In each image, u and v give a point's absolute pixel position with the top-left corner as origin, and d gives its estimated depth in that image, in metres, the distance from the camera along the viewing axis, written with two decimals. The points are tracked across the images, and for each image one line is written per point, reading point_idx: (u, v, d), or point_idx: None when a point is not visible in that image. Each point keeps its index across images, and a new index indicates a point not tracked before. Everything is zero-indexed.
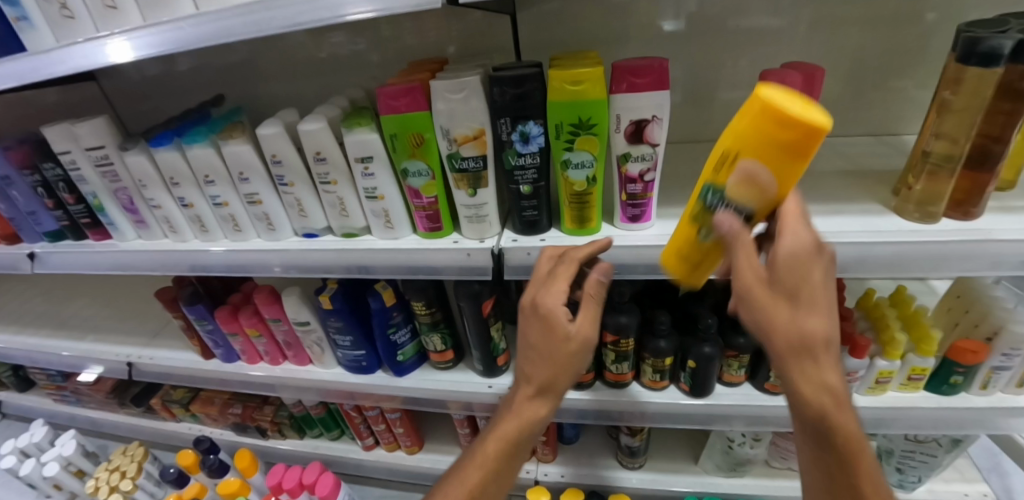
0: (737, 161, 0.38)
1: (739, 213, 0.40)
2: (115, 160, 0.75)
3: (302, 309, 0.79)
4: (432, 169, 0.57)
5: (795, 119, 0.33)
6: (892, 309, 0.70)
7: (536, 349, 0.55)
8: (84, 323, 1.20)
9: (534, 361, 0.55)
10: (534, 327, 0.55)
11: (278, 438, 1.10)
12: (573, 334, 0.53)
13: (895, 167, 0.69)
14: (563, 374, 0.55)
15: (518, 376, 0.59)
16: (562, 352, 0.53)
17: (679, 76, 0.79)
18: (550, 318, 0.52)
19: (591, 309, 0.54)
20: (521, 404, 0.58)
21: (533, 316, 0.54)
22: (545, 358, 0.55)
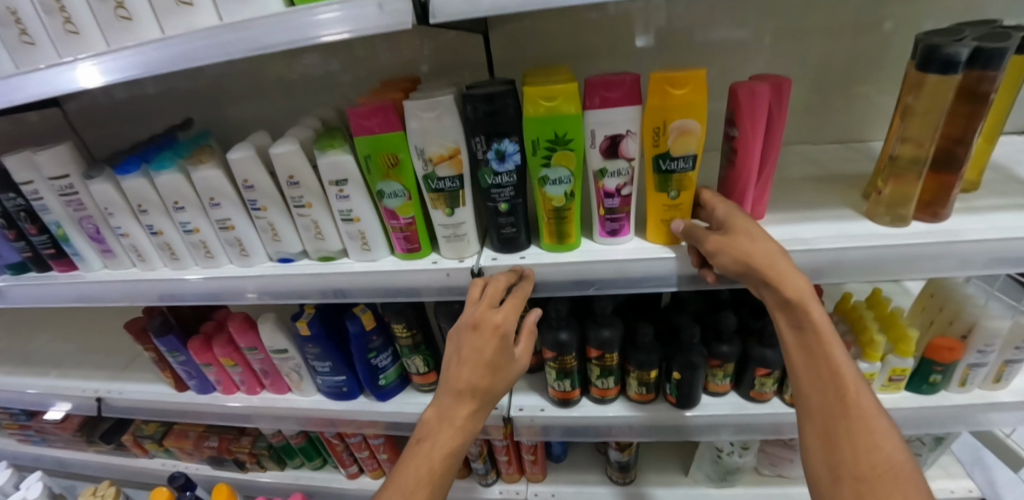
0: (670, 125, 0.49)
1: (687, 160, 0.51)
2: (80, 189, 0.72)
3: (278, 336, 0.76)
4: (408, 190, 0.56)
5: (684, 76, 0.46)
6: (869, 311, 0.71)
7: (477, 370, 0.51)
8: (49, 358, 1.14)
9: (474, 384, 0.51)
10: (481, 350, 0.50)
11: (257, 470, 1.06)
12: (516, 358, 0.53)
13: (863, 173, 0.71)
14: (499, 395, 0.53)
15: (442, 383, 0.53)
16: (502, 371, 0.52)
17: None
18: (507, 340, 0.51)
19: (525, 340, 0.55)
20: (455, 414, 0.52)
21: (483, 338, 0.50)
22: (484, 380, 0.51)
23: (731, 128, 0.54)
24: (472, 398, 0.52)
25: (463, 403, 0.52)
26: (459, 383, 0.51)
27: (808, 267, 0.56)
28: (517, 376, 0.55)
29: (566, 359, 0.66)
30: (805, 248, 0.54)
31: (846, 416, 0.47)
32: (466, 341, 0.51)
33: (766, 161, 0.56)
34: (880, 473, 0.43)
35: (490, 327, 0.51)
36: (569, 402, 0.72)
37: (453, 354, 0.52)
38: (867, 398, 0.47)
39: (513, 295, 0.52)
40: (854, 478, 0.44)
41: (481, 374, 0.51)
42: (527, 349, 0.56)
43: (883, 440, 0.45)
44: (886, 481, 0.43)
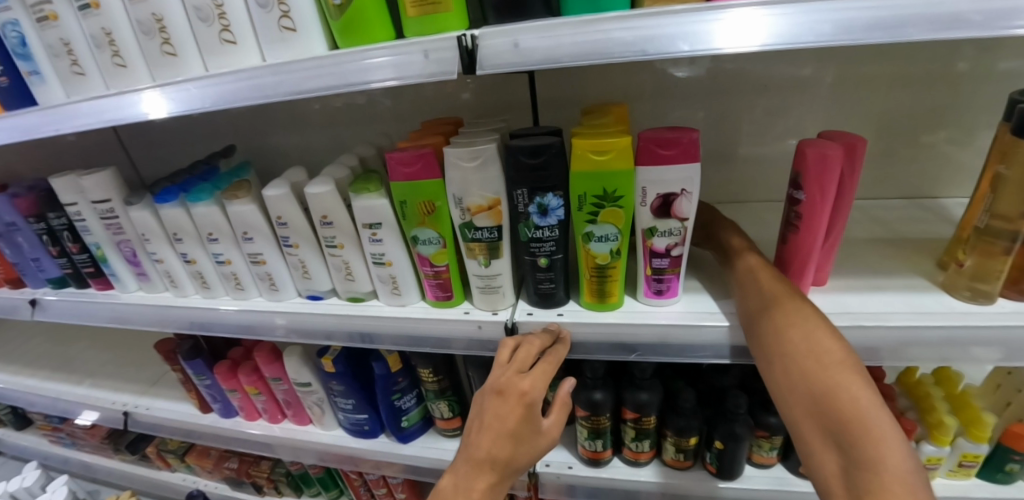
0: None
1: None
2: (119, 213, 0.73)
3: (303, 370, 0.75)
4: (444, 238, 0.54)
5: None
6: (937, 388, 0.64)
7: (499, 440, 0.47)
8: (85, 366, 1.17)
9: (494, 454, 0.47)
10: (504, 418, 0.47)
11: (274, 494, 1.04)
12: (543, 430, 0.50)
13: (934, 235, 0.64)
14: (521, 469, 0.49)
15: (461, 445, 0.50)
16: (524, 440, 0.48)
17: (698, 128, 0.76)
18: (533, 410, 0.47)
19: (557, 412, 0.52)
20: (470, 480, 0.47)
21: (507, 404, 0.47)
22: (506, 452, 0.47)
23: (796, 190, 0.49)
24: (491, 469, 0.48)
25: (480, 474, 0.47)
26: (479, 452, 0.47)
27: (879, 347, 0.49)
28: (542, 450, 0.51)
29: (600, 419, 0.62)
30: (875, 324, 0.49)
31: (771, 314, 0.44)
32: (490, 406, 0.48)
33: (833, 224, 0.51)
34: (802, 357, 0.40)
35: (516, 394, 0.47)
36: (600, 462, 0.68)
37: (475, 420, 0.49)
38: (796, 300, 0.44)
39: (543, 361, 0.49)
40: (784, 370, 0.41)
41: (502, 445, 0.47)
42: (557, 423, 0.52)
43: (805, 323, 0.41)
44: (809, 363, 0.39)
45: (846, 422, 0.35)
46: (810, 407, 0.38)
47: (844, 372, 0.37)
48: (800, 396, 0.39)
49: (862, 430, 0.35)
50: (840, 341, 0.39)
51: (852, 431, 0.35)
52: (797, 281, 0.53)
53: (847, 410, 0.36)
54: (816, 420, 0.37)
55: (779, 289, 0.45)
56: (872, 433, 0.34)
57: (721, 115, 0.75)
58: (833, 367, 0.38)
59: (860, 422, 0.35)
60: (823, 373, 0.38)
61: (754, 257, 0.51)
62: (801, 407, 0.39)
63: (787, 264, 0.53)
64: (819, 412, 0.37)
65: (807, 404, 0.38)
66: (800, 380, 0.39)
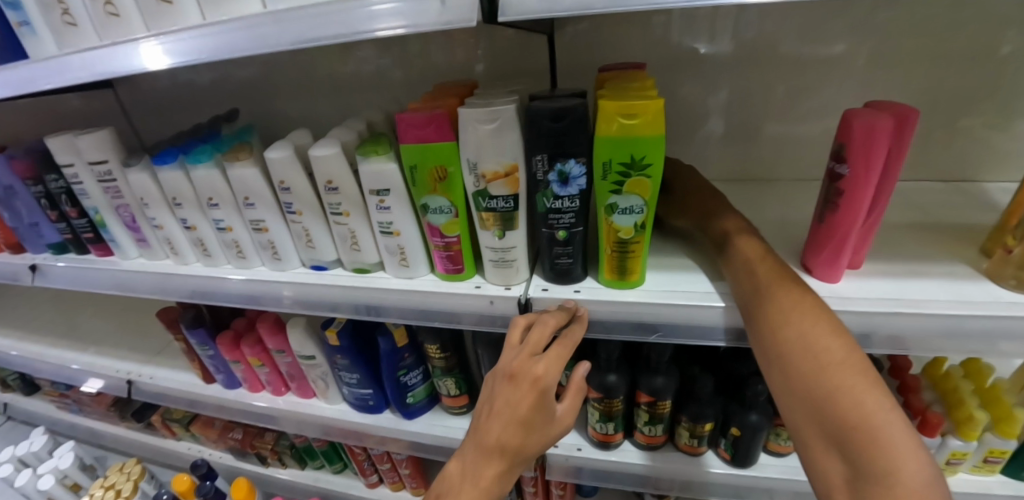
0: None
1: None
2: (118, 176, 0.70)
3: (307, 343, 0.72)
4: (456, 207, 0.50)
5: None
6: (966, 382, 0.58)
7: (510, 428, 0.44)
8: (90, 334, 1.16)
9: (505, 442, 0.45)
10: (517, 404, 0.44)
11: (278, 466, 1.04)
12: (557, 417, 0.47)
13: (978, 221, 0.59)
14: (532, 457, 0.47)
15: (471, 429, 0.48)
16: (537, 430, 0.46)
17: (723, 104, 0.72)
18: (547, 396, 0.44)
19: (573, 398, 0.49)
20: (478, 467, 0.46)
21: (519, 390, 0.44)
22: (516, 440, 0.45)
23: (839, 164, 0.45)
24: (501, 457, 0.45)
25: (490, 461, 0.45)
26: (489, 439, 0.45)
27: (914, 336, 0.46)
28: (554, 436, 0.48)
29: (613, 402, 0.60)
30: (915, 311, 0.45)
31: (766, 306, 0.40)
32: (502, 391, 0.45)
33: (875, 204, 0.47)
34: (801, 357, 0.36)
35: (529, 380, 0.44)
36: (610, 444, 0.66)
37: (486, 406, 0.47)
38: (794, 291, 0.40)
39: (558, 344, 0.46)
40: (781, 369, 0.37)
41: (513, 433, 0.44)
42: (571, 407, 0.49)
43: (803, 319, 0.38)
44: (808, 365, 0.36)
45: (852, 431, 0.32)
46: (811, 412, 0.35)
47: (844, 373, 0.34)
48: (800, 399, 0.36)
49: (864, 433, 0.31)
50: (839, 336, 0.36)
51: (857, 441, 0.32)
52: (832, 265, 0.49)
53: (851, 415, 0.32)
54: (819, 425, 0.34)
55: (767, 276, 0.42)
56: (885, 453, 0.30)
57: (751, 89, 0.69)
58: (836, 369, 0.34)
59: (863, 425, 0.32)
60: (826, 375, 0.34)
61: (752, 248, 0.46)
62: (800, 413, 0.36)
63: (822, 245, 0.49)
64: (820, 416, 0.34)
65: (808, 406, 0.35)
66: (800, 382, 0.36)
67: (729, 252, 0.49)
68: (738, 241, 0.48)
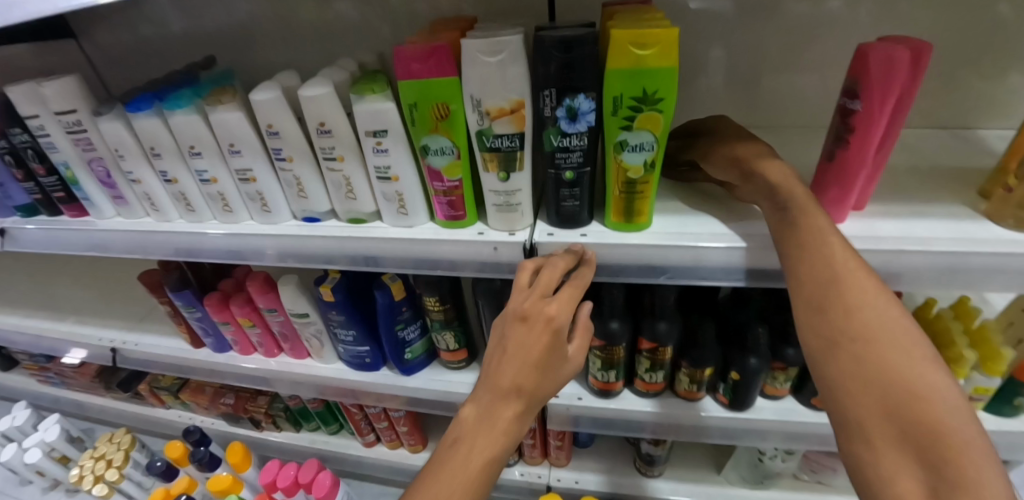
0: None
1: None
2: (88, 127, 0.65)
3: (299, 300, 0.70)
4: (458, 147, 0.48)
5: None
6: (956, 323, 0.60)
7: (525, 369, 0.43)
8: (67, 304, 1.12)
9: (520, 383, 0.43)
10: (530, 345, 0.43)
11: (272, 429, 1.04)
12: (569, 357, 0.47)
13: (975, 165, 0.60)
14: (547, 397, 0.46)
15: (482, 375, 0.46)
16: (551, 372, 0.45)
17: (721, 61, 0.70)
18: (561, 337, 0.44)
19: (581, 340, 0.49)
20: (494, 413, 0.44)
21: (533, 331, 0.43)
22: (532, 381, 0.44)
23: (852, 99, 0.44)
24: (516, 399, 0.44)
25: (506, 404, 0.44)
26: (503, 382, 0.43)
27: (915, 273, 0.47)
28: (565, 378, 0.48)
29: (615, 350, 0.60)
30: (919, 249, 0.45)
31: (838, 286, 0.38)
32: (514, 333, 0.44)
33: (884, 141, 0.47)
34: (883, 349, 0.35)
35: (542, 320, 0.44)
36: (610, 393, 0.66)
37: (497, 349, 0.45)
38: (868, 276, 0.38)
39: (568, 284, 0.45)
40: (857, 356, 0.36)
41: (528, 374, 0.43)
42: (580, 349, 0.49)
43: (885, 312, 0.37)
44: (890, 357, 0.35)
45: (931, 431, 0.32)
46: (884, 407, 0.34)
47: (928, 371, 0.34)
48: (875, 392, 0.35)
49: (945, 434, 0.31)
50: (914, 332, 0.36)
51: (936, 442, 0.31)
52: (838, 205, 0.49)
53: (933, 416, 0.32)
54: (892, 422, 0.33)
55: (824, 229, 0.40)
56: (950, 434, 0.31)
57: (756, 34, 0.67)
58: (919, 367, 0.34)
59: (945, 428, 0.31)
60: (908, 371, 0.34)
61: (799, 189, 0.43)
62: (870, 406, 0.35)
63: (829, 185, 0.49)
64: (896, 413, 0.33)
65: (883, 401, 0.34)
66: (863, 353, 0.36)
67: (755, 182, 0.46)
68: (763, 170, 0.45)
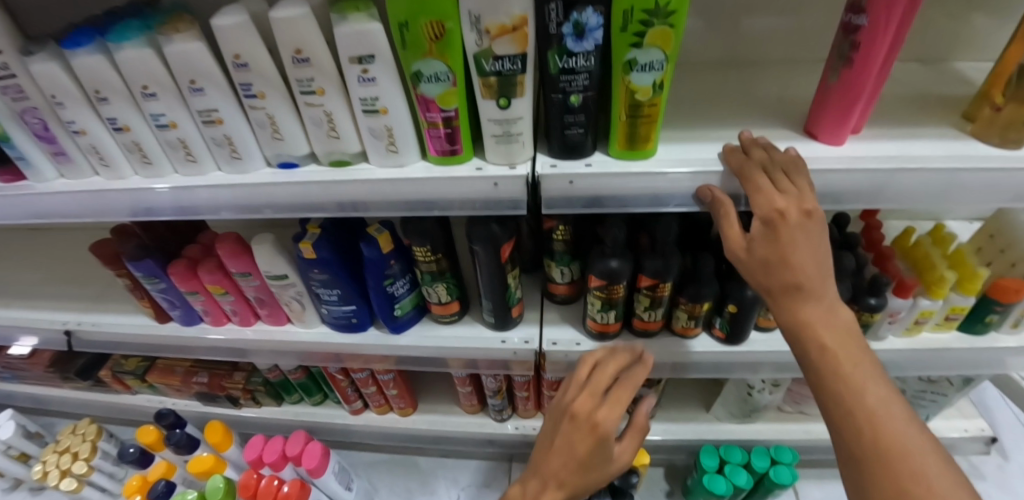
0: None
1: None
2: (18, 72, 0.55)
3: (277, 261, 0.64)
4: (454, 73, 0.44)
5: None
6: (935, 248, 0.64)
7: (569, 464, 0.52)
8: (5, 289, 1.00)
9: (565, 476, 0.52)
10: (576, 443, 0.52)
11: (252, 406, 0.99)
12: (618, 458, 0.58)
13: (955, 93, 0.61)
14: (594, 482, 0.55)
15: (532, 465, 0.56)
16: (597, 472, 0.54)
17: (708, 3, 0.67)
18: (604, 440, 0.51)
19: (635, 441, 0.59)
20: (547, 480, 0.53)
21: (578, 431, 0.51)
22: (574, 476, 0.52)
23: (857, 15, 0.43)
24: (561, 487, 0.53)
25: (551, 489, 0.53)
26: (550, 473, 0.52)
27: (911, 192, 0.48)
28: (610, 473, 0.57)
29: (615, 289, 0.59)
30: (918, 167, 0.46)
31: (797, 285, 0.40)
32: (562, 432, 0.52)
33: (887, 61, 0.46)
34: (836, 356, 0.39)
35: (588, 424, 0.51)
36: (607, 335, 0.66)
37: (550, 439, 0.54)
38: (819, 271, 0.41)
39: (620, 386, 0.54)
40: (817, 361, 0.40)
41: (571, 470, 0.52)
42: (631, 445, 0.59)
43: (826, 312, 0.40)
44: (838, 364, 0.39)
45: (897, 460, 0.34)
46: (855, 431, 0.36)
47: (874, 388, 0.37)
48: (845, 413, 0.37)
49: (907, 466, 0.33)
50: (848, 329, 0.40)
51: (891, 467, 0.34)
52: (838, 128, 0.49)
53: (895, 442, 0.34)
54: (861, 448, 0.36)
55: (806, 258, 0.40)
56: (899, 457, 0.34)
57: None
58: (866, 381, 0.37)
59: (899, 451, 0.34)
60: (861, 388, 0.37)
61: (780, 197, 0.42)
62: (849, 432, 0.37)
63: (829, 106, 0.49)
64: (864, 437, 0.36)
65: (855, 423, 0.36)
66: (842, 394, 0.37)
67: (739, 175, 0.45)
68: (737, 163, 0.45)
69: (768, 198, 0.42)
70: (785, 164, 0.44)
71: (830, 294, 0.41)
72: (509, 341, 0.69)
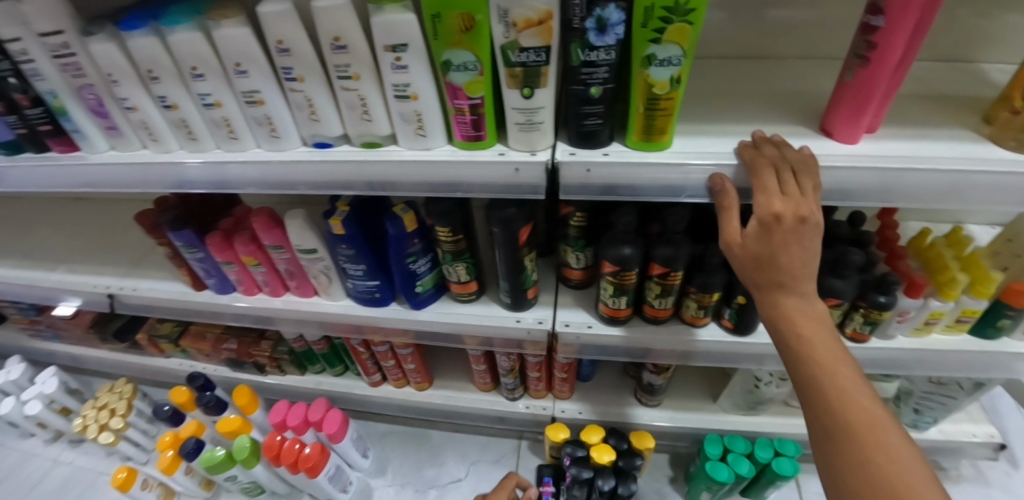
0: None
1: None
2: (77, 50, 0.60)
3: (308, 235, 0.68)
4: (482, 63, 0.47)
5: None
6: (948, 250, 0.65)
7: None
8: (52, 254, 1.07)
9: None
10: None
11: (278, 374, 1.05)
12: None
13: (977, 95, 0.61)
14: None
15: None
16: None
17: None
18: None
19: None
20: None
21: None
22: None
23: (875, 16, 0.44)
24: None
25: None
26: None
27: (920, 192, 0.49)
28: None
29: (627, 275, 0.61)
30: (929, 167, 0.47)
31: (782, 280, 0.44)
32: None
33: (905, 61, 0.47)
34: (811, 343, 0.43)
35: None
36: (618, 320, 0.69)
37: None
38: (803, 267, 0.44)
39: None
40: (793, 347, 0.44)
41: None
42: None
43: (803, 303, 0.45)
44: (812, 349, 0.43)
45: (854, 430, 0.39)
46: (824, 407, 0.41)
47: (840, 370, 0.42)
48: (815, 392, 0.42)
49: (863, 433, 0.39)
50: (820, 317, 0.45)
51: (852, 437, 0.39)
52: (852, 126, 0.50)
53: (855, 414, 0.40)
54: (827, 420, 0.41)
55: (794, 259, 0.44)
56: (860, 430, 0.39)
57: None
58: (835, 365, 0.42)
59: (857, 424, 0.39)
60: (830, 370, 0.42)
61: (780, 200, 0.44)
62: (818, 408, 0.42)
63: (844, 104, 0.50)
64: (830, 412, 0.41)
65: (822, 401, 0.42)
66: (818, 377, 0.42)
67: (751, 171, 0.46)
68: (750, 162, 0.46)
69: (768, 199, 0.44)
70: (796, 163, 0.45)
71: (808, 288, 0.45)
72: (524, 321, 0.72)
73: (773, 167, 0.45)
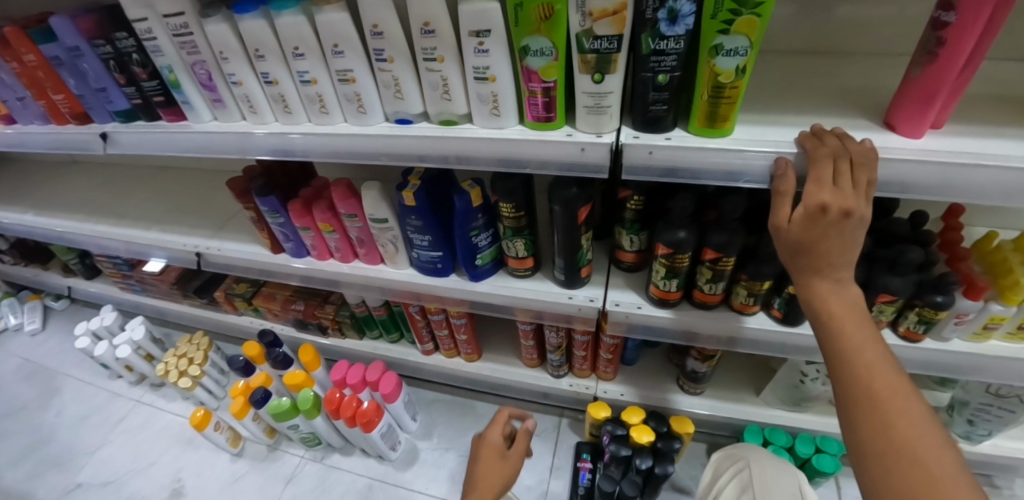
0: None
1: None
2: (195, 30, 0.69)
3: (381, 206, 0.75)
4: (557, 49, 0.51)
5: None
6: (1015, 253, 0.63)
7: None
8: (146, 215, 1.21)
9: None
10: None
11: (338, 337, 1.14)
12: None
13: None
14: None
15: None
16: None
17: None
18: None
19: None
20: None
21: None
22: None
23: (946, 12, 0.44)
24: None
25: None
26: None
27: (986, 189, 0.49)
28: None
29: (679, 258, 0.64)
30: (997, 164, 0.47)
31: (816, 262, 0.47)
32: None
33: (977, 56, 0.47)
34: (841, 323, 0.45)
35: None
36: (667, 302, 0.72)
37: None
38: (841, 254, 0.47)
39: None
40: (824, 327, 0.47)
41: None
42: None
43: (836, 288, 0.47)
44: (841, 329, 0.45)
45: (876, 403, 0.40)
46: (849, 381, 0.43)
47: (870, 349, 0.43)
48: (841, 368, 0.44)
49: (883, 405, 0.40)
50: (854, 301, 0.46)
51: (871, 408, 0.40)
52: (917, 121, 0.51)
53: (878, 388, 0.41)
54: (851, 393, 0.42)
55: (833, 248, 0.46)
56: (883, 402, 0.40)
57: None
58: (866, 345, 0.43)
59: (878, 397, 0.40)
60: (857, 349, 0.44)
61: (830, 191, 0.45)
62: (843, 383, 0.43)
63: (909, 100, 0.51)
64: (854, 385, 0.42)
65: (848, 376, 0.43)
66: (843, 354, 0.44)
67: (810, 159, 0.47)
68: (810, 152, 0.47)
69: (819, 189, 0.45)
70: (857, 156, 0.46)
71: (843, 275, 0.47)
72: (575, 298, 0.76)
73: (833, 157, 0.47)
